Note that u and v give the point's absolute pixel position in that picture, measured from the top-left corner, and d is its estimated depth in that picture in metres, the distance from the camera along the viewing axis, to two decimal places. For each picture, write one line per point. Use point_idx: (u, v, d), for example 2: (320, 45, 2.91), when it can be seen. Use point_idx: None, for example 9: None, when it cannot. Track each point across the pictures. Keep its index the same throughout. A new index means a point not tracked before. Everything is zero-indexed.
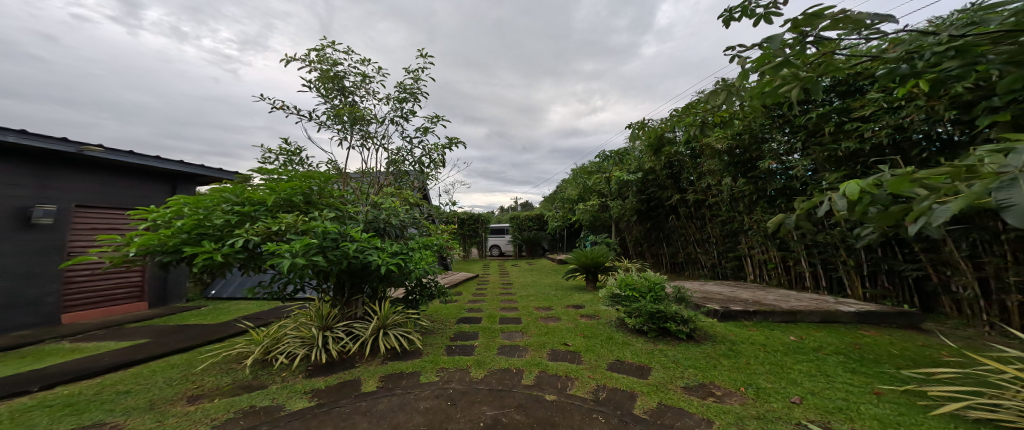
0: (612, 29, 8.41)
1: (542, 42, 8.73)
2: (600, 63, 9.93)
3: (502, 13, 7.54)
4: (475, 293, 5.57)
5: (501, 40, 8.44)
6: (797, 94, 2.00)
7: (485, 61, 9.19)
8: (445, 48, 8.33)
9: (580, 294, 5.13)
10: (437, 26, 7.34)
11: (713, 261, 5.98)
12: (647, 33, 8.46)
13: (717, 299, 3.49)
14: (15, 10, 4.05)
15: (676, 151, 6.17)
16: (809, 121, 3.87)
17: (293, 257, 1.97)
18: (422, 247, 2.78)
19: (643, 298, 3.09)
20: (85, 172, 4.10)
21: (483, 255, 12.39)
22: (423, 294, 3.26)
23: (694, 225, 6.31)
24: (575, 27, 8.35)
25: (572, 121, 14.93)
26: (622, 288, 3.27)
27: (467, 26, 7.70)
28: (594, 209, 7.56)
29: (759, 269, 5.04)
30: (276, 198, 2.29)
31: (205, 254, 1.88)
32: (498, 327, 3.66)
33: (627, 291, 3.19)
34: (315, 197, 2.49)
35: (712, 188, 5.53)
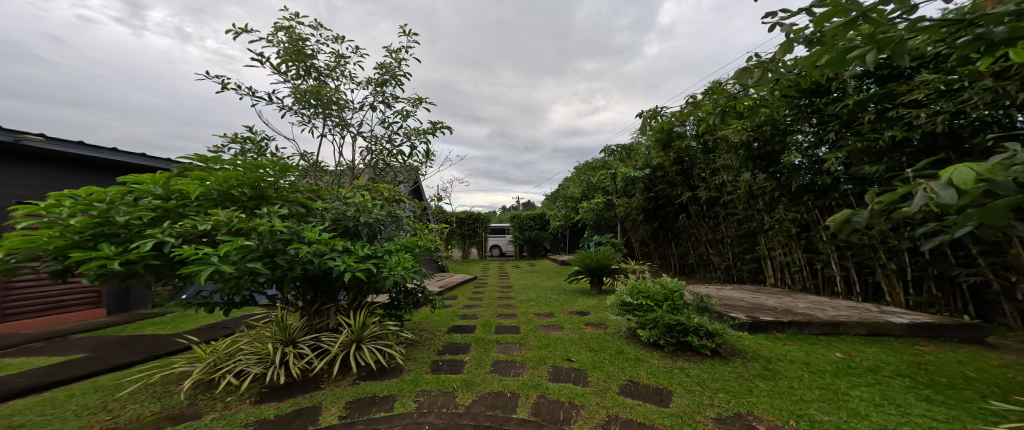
0: (613, 29, 8.03)
1: (543, 42, 8.35)
2: (602, 63, 9.53)
3: (504, 12, 7.15)
4: (470, 297, 5.16)
5: (501, 40, 8.11)
6: (871, 59, 1.56)
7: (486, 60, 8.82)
8: (444, 47, 7.95)
9: (583, 299, 4.74)
10: (438, 26, 6.95)
11: (728, 263, 5.57)
12: (649, 32, 8.12)
13: (741, 306, 3.08)
14: (20, 10, 3.69)
15: (687, 145, 5.75)
16: (843, 110, 3.47)
17: (222, 263, 1.59)
18: (403, 249, 2.38)
19: (658, 307, 2.69)
20: (27, 165, 3.80)
21: (483, 255, 11.98)
22: (409, 301, 2.85)
23: (706, 224, 5.89)
24: (575, 27, 7.94)
25: (573, 120, 14.56)
26: (633, 296, 2.87)
27: (467, 26, 7.35)
28: (598, 207, 7.14)
29: (781, 272, 4.62)
30: (209, 189, 1.90)
31: (98, 259, 1.52)
32: (494, 338, 3.25)
33: (640, 300, 2.77)
34: (269, 191, 2.13)
35: (727, 185, 5.12)
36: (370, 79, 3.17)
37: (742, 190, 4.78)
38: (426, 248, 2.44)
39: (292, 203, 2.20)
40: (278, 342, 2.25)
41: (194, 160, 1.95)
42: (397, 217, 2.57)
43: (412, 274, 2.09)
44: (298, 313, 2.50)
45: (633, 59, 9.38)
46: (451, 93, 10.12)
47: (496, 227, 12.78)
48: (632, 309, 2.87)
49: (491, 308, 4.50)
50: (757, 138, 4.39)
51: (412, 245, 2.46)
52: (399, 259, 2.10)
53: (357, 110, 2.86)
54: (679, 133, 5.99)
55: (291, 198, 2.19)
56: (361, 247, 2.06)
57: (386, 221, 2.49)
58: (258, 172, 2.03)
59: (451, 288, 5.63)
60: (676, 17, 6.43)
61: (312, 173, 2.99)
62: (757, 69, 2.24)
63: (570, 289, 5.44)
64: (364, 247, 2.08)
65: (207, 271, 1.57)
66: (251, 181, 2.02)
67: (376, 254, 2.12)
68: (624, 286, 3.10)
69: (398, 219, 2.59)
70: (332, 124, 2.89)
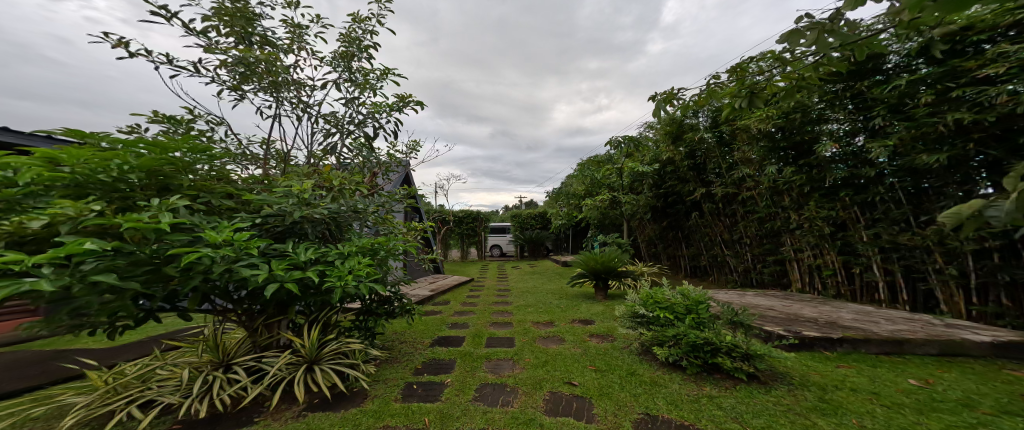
0: (617, 27, 7.55)
1: (546, 40, 7.90)
2: (606, 62, 9.06)
3: (507, 11, 6.72)
4: (463, 302, 4.70)
5: (502, 38, 7.66)
6: None
7: (486, 59, 8.35)
8: (444, 47, 7.47)
9: (588, 305, 4.28)
10: (440, 26, 6.46)
11: (746, 265, 5.08)
12: (653, 30, 7.61)
13: (775, 317, 2.60)
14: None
15: (701, 137, 5.27)
16: (894, 91, 3.00)
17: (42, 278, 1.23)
18: (365, 252, 1.92)
19: (677, 322, 2.21)
20: None
21: (481, 255, 11.48)
22: (381, 312, 2.38)
23: (721, 223, 5.40)
24: (580, 25, 7.48)
25: (575, 120, 14.10)
26: (648, 307, 2.39)
27: (469, 26, 6.91)
28: (603, 205, 6.62)
29: (810, 277, 4.13)
30: (78, 175, 1.47)
31: None
32: (484, 353, 2.78)
33: (654, 312, 2.31)
34: (182, 181, 1.71)
35: (747, 181, 4.64)
36: (334, 54, 2.71)
37: (764, 186, 4.31)
38: (398, 249, 1.97)
39: (219, 195, 1.79)
40: (206, 366, 1.79)
41: (63, 135, 1.54)
42: (363, 213, 2.11)
43: (369, 289, 1.62)
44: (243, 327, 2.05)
45: (636, 57, 8.91)
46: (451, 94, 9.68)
47: (496, 226, 12.35)
48: (646, 322, 2.41)
49: (484, 315, 4.04)
50: (784, 128, 3.92)
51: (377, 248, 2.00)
52: (353, 265, 1.64)
53: (316, 87, 2.39)
54: (691, 125, 5.55)
55: (216, 188, 1.77)
56: (302, 250, 1.61)
57: (347, 216, 2.03)
58: (168, 155, 1.68)
59: (444, 292, 5.17)
60: (680, 14, 5.99)
61: (266, 162, 2.54)
62: (812, 29, 1.78)
63: (572, 293, 4.98)
64: (310, 248, 1.62)
65: (42, 283, 1.17)
66: (157, 164, 1.63)
67: (325, 259, 1.67)
68: (636, 294, 2.66)
69: (365, 216, 2.14)
70: (286, 106, 2.44)
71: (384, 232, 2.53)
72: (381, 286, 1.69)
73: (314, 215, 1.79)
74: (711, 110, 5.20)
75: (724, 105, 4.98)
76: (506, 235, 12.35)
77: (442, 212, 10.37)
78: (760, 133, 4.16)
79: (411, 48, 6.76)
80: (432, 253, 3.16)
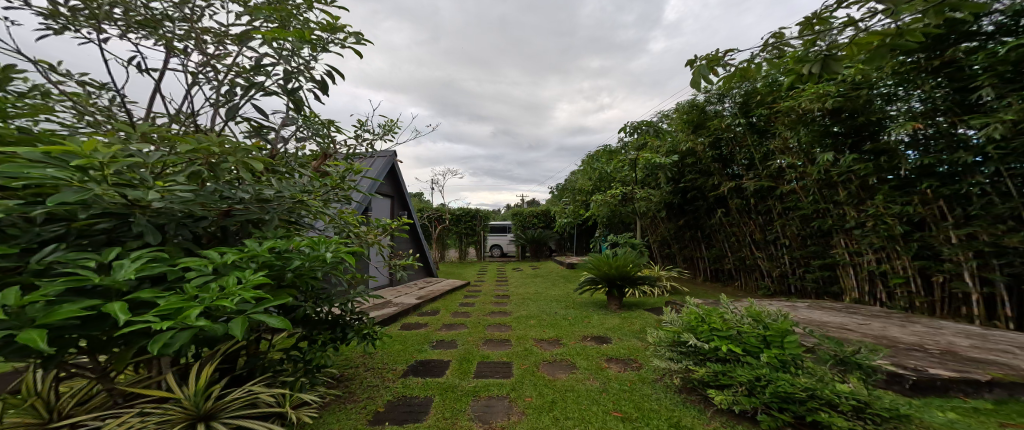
0: (618, 25, 6.92)
1: (547, 39, 7.26)
2: (608, 61, 8.46)
3: (507, 9, 6.09)
4: (455, 311, 4.04)
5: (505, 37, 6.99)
6: None
7: (486, 57, 7.67)
8: (445, 47, 6.82)
9: (600, 316, 3.62)
10: (441, 24, 5.76)
11: (783, 270, 4.40)
12: (654, 28, 6.99)
13: (877, 345, 1.88)
14: None
15: (728, 125, 4.62)
16: (1006, 54, 2.35)
17: None
18: (282, 260, 1.17)
19: (748, 359, 1.52)
20: None
21: (478, 256, 10.84)
22: (329, 337, 1.70)
23: (752, 222, 4.73)
24: (580, 24, 6.83)
25: (575, 119, 13.45)
26: (702, 335, 1.70)
27: (469, 25, 6.27)
28: (613, 201, 5.79)
29: (872, 285, 3.45)
30: None
31: None
32: (471, 388, 2.10)
33: (708, 342, 1.63)
34: None
35: (788, 172, 3.98)
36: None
37: (813, 177, 3.64)
38: (333, 253, 1.20)
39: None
40: None
41: None
42: (279, 203, 1.39)
43: (243, 325, 0.85)
44: (96, 389, 1.38)
45: (639, 55, 8.30)
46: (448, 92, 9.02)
47: (496, 225, 11.75)
48: (696, 354, 1.74)
49: (477, 328, 3.38)
50: (842, 109, 3.26)
51: (302, 249, 1.27)
52: (226, 282, 0.91)
53: (210, 26, 1.64)
54: (715, 111, 4.95)
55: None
56: (115, 261, 0.94)
57: (243, 208, 1.29)
58: None
59: (434, 298, 4.51)
60: (682, 12, 5.44)
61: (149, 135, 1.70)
62: None
63: (580, 302, 4.31)
64: (137, 259, 0.92)
65: None
66: None
67: (182, 265, 0.95)
68: (679, 313, 2.00)
69: (287, 204, 1.43)
70: (177, 56, 1.71)
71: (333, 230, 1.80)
72: (279, 317, 0.93)
73: (161, 201, 1.06)
74: (741, 94, 4.57)
75: (760, 87, 4.34)
76: (506, 234, 11.75)
77: (438, 210, 9.72)
78: (809, 115, 3.50)
79: (411, 48, 6.10)
80: (415, 258, 2.43)
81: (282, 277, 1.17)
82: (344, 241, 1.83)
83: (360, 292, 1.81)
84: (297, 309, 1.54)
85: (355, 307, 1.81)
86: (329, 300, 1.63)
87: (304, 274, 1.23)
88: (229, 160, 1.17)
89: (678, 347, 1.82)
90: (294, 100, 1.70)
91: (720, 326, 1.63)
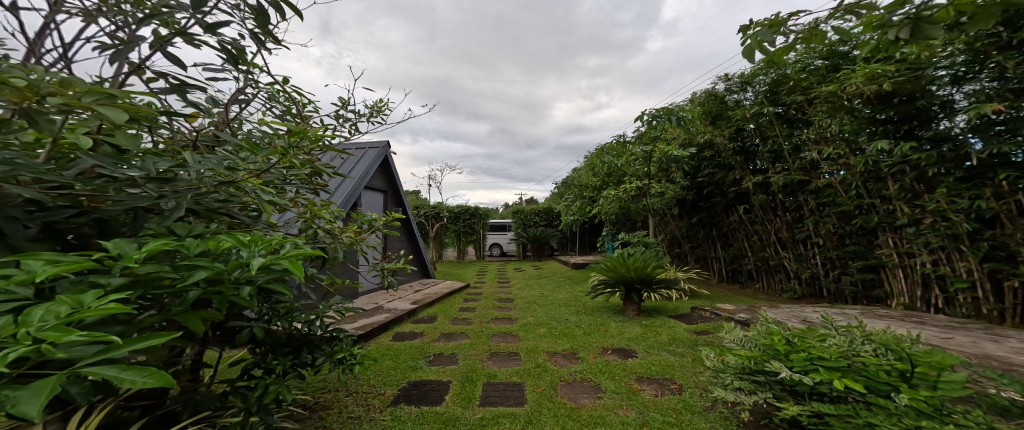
0: (616, 24, 6.67)
1: (545, 37, 6.90)
2: (605, 59, 8.15)
3: (504, 7, 5.70)
4: (454, 318, 3.62)
5: (501, 34, 6.58)
6: None
7: (483, 55, 7.27)
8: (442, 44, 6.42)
9: (619, 323, 3.27)
10: (438, 22, 5.19)
11: (815, 271, 4.04)
12: (653, 27, 6.83)
13: (1003, 368, 1.55)
14: None
15: (753, 114, 4.28)
16: None
17: None
18: (192, 270, 0.72)
19: (878, 400, 1.18)
20: None
21: (478, 255, 10.43)
22: (297, 364, 1.27)
23: (778, 219, 4.37)
24: (577, 22, 6.51)
25: (573, 118, 13.19)
26: (800, 367, 1.33)
27: (467, 23, 5.87)
28: (625, 197, 5.39)
29: (927, 288, 3.12)
30: None
31: None
32: (477, 421, 1.68)
33: (813, 375, 1.27)
34: None
35: (825, 164, 3.65)
36: None
37: (855, 169, 3.34)
38: (261, 255, 0.76)
39: None
40: None
41: None
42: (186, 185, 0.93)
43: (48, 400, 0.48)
44: None
45: (637, 54, 8.10)
46: (444, 89, 8.60)
47: (496, 224, 11.35)
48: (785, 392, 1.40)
49: (480, 339, 2.96)
50: (893, 93, 2.98)
51: (230, 251, 0.84)
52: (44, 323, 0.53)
53: None
54: (735, 101, 4.66)
55: None
56: None
57: (126, 193, 0.84)
58: None
59: (432, 303, 4.10)
60: (682, 11, 5.28)
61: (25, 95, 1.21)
62: None
63: (592, 306, 3.93)
64: None
65: None
66: None
67: None
68: (750, 333, 1.68)
69: (207, 188, 0.96)
70: None
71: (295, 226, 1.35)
72: (142, 373, 0.53)
73: None
74: (766, 82, 4.25)
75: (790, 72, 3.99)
76: (506, 233, 11.35)
77: (436, 208, 9.27)
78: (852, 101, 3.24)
79: (408, 47, 5.58)
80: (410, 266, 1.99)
81: (187, 292, 0.74)
82: (311, 242, 1.39)
83: (331, 305, 1.38)
84: (239, 330, 1.10)
85: (326, 325, 1.38)
86: (288, 316, 1.20)
87: (226, 290, 0.79)
88: (55, 102, 0.73)
89: (757, 374, 1.46)
90: (225, 44, 1.20)
91: (828, 356, 1.28)
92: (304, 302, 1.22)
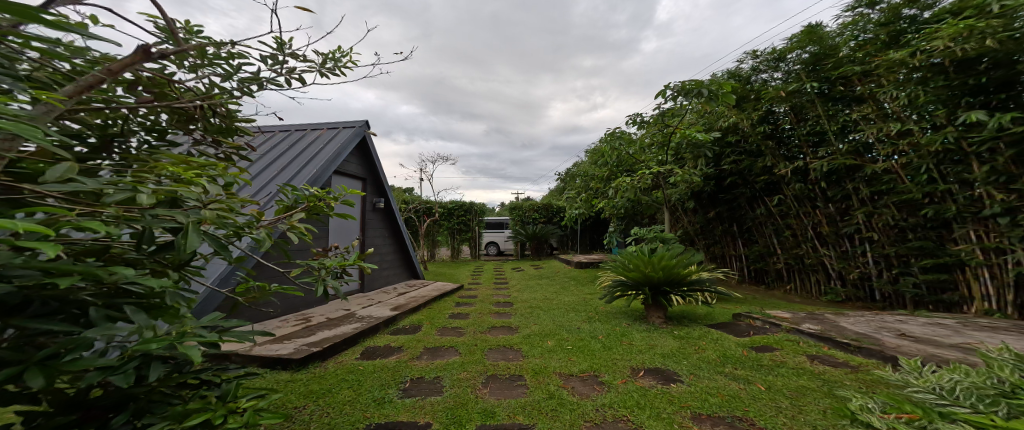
0: (613, 24, 6.33)
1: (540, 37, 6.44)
2: (603, 59, 7.65)
3: (501, 7, 5.37)
4: (441, 328, 2.96)
5: (498, 35, 6.13)
6: None
7: (478, 55, 6.76)
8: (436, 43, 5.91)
9: (644, 333, 2.66)
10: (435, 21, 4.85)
11: (865, 272, 3.45)
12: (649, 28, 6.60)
13: None
14: None
15: (790, 91, 3.71)
16: None
17: None
18: None
19: None
20: None
21: (473, 254, 9.77)
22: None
23: (816, 212, 3.79)
24: (574, 22, 6.12)
25: (568, 119, 12.74)
26: None
27: (463, 23, 5.44)
28: (637, 189, 4.77)
29: (1021, 289, 2.58)
30: None
31: None
32: None
33: None
34: None
35: (884, 145, 3.09)
36: None
37: (928, 149, 2.79)
38: None
39: None
40: None
41: None
42: None
43: None
44: None
45: (633, 57, 7.73)
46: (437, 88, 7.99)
47: (492, 221, 10.73)
48: None
49: (474, 356, 2.34)
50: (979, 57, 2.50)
51: None
52: None
53: None
54: (762, 81, 4.11)
55: None
56: None
57: None
58: None
59: (414, 308, 3.43)
60: None
61: None
62: None
63: (604, 312, 3.31)
64: None
65: None
66: None
67: None
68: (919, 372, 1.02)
69: None
70: None
71: (111, 189, 0.70)
72: None
73: None
74: (802, 57, 3.71)
75: (836, 45, 3.45)
76: (502, 230, 10.73)
77: (427, 203, 8.58)
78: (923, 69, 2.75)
79: None
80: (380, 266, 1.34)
81: None
82: (145, 220, 0.68)
83: (188, 331, 0.77)
84: None
85: (175, 369, 0.76)
86: (50, 366, 0.59)
87: None
88: None
89: None
90: None
91: None
92: (93, 334, 0.60)
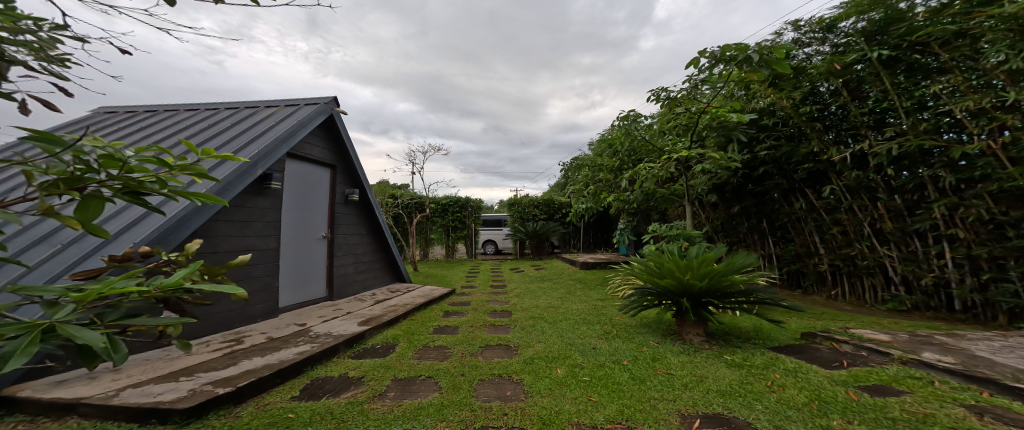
0: (611, 22, 5.79)
1: (538, 36, 5.89)
2: (601, 58, 7.10)
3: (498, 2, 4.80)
4: (420, 348, 2.30)
5: (496, 34, 5.57)
6: None
7: (478, 55, 6.20)
8: (433, 43, 5.39)
9: (682, 358, 2.03)
10: (432, 21, 4.32)
11: (941, 277, 2.85)
12: (646, 27, 6.06)
13: None
14: None
15: (845, 64, 3.08)
16: None
17: None
18: None
19: None
20: None
21: (470, 253, 9.10)
22: None
23: (873, 207, 3.17)
24: (570, 21, 5.59)
25: (568, 117, 12.15)
26: None
27: (462, 21, 4.90)
28: (654, 181, 4.13)
29: None
30: None
31: None
32: None
33: None
34: None
35: (978, 121, 2.48)
36: None
37: None
38: None
39: None
40: None
41: None
42: None
43: None
44: None
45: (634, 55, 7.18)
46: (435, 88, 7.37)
47: (490, 219, 10.09)
48: None
49: (459, 394, 1.69)
50: None
51: None
52: None
53: None
54: (806, 55, 3.48)
55: None
56: None
57: None
58: None
59: (391, 320, 2.77)
60: None
61: None
62: None
63: (624, 326, 2.67)
64: None
65: None
66: None
67: None
68: None
69: None
70: None
71: None
72: None
73: None
74: (858, 26, 3.09)
75: (904, 8, 2.84)
76: (500, 228, 10.10)
77: (418, 199, 7.91)
78: None
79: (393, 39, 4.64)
80: (235, 286, 0.68)
81: None
82: None
83: None
84: None
85: None
86: None
87: None
88: None
89: None
90: None
91: None
92: None
